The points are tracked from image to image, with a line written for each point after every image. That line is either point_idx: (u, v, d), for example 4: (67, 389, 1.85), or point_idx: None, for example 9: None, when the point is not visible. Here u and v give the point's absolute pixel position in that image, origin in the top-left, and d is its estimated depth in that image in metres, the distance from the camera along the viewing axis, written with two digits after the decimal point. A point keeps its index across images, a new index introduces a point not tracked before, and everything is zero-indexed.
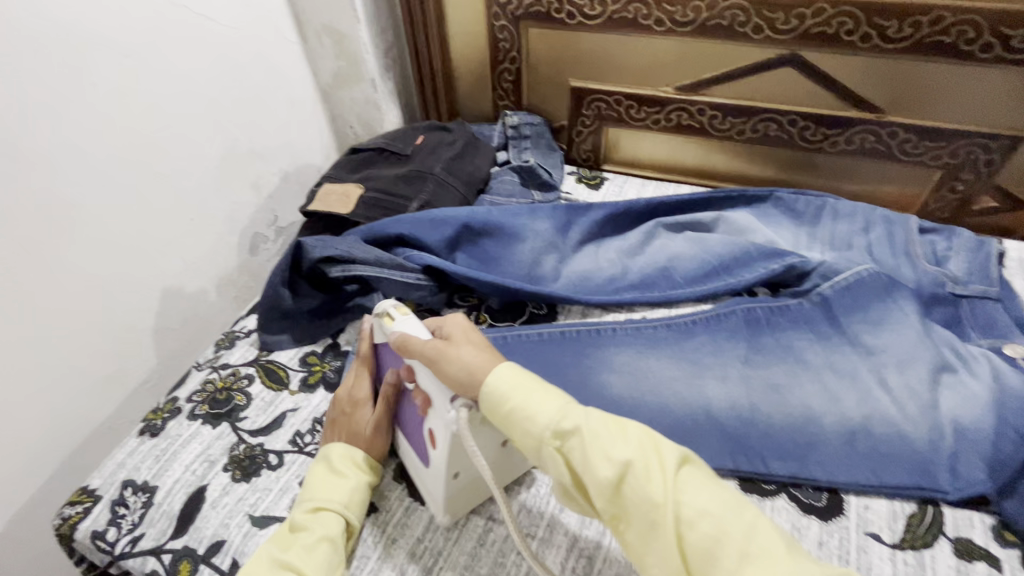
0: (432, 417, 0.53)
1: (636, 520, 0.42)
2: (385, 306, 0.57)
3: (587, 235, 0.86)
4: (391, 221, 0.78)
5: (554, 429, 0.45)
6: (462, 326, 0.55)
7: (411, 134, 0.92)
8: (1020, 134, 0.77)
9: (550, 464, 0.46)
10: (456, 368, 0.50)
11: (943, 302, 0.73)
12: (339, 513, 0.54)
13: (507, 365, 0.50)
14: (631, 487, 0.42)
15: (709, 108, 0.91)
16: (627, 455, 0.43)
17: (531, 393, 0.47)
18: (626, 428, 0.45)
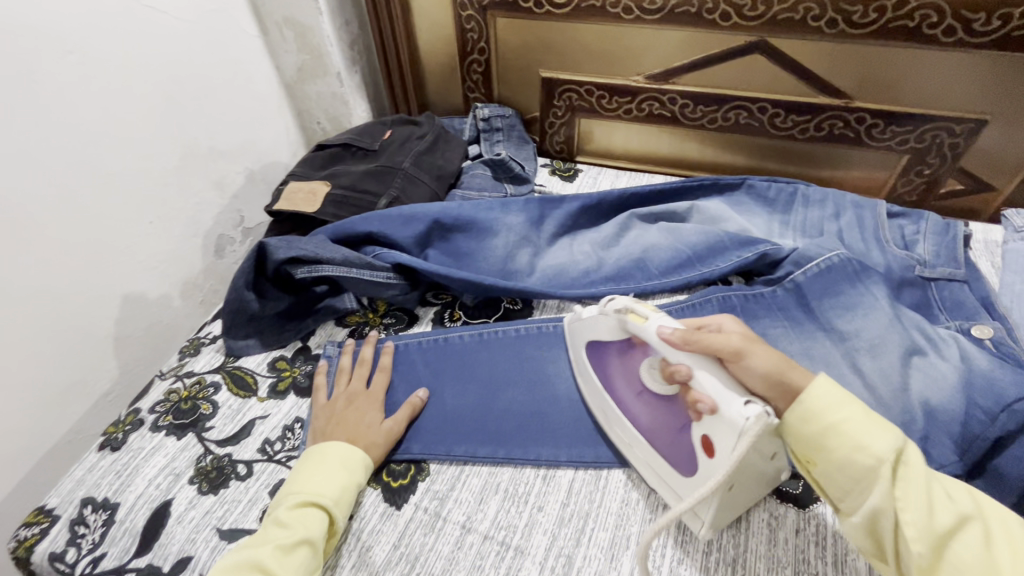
0: (710, 422, 0.47)
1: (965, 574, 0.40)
2: (629, 304, 0.56)
3: (562, 228, 0.85)
4: (359, 219, 0.76)
5: (897, 460, 0.43)
6: (737, 323, 0.53)
7: (378, 129, 0.90)
8: (983, 117, 0.78)
9: (873, 495, 0.43)
10: (752, 367, 0.49)
11: (912, 285, 0.73)
12: (325, 511, 0.53)
13: (826, 380, 0.47)
14: (913, 534, 0.41)
15: (680, 97, 0.90)
16: (970, 506, 0.42)
17: (862, 420, 0.45)
18: (896, 435, 0.44)
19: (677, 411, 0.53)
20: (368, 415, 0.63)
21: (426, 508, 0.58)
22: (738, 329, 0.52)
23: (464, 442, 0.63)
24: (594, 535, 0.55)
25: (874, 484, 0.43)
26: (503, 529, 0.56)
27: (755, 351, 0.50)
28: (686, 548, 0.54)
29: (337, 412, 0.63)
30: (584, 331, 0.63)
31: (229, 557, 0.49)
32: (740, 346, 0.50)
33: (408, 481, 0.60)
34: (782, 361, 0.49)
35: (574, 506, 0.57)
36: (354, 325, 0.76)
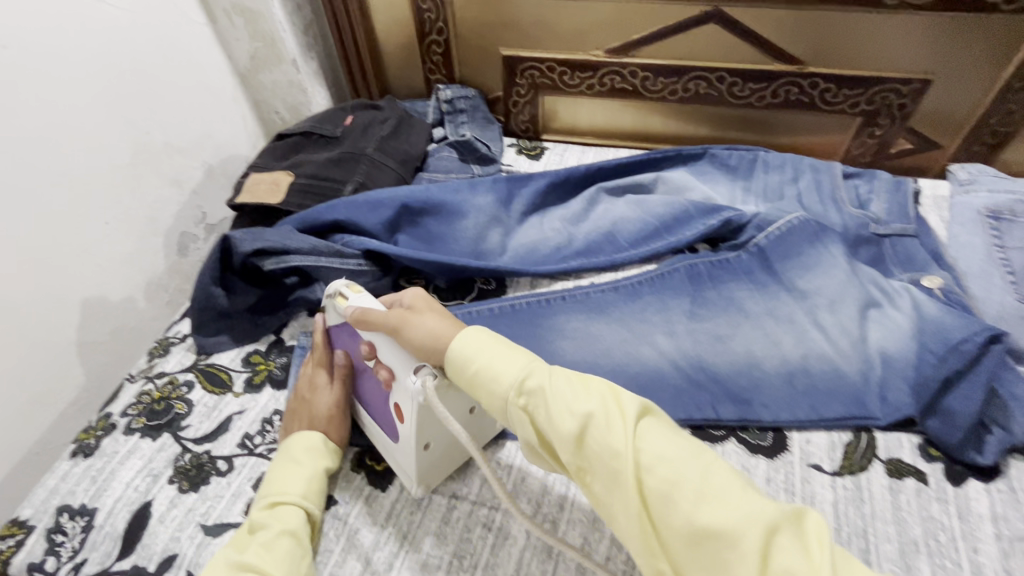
0: (397, 391, 0.53)
1: (608, 468, 0.39)
2: (341, 287, 0.57)
3: (531, 206, 0.85)
4: (325, 207, 0.75)
5: (531, 378, 0.43)
6: (421, 294, 0.53)
7: (338, 114, 0.88)
8: (927, 76, 0.82)
9: (517, 422, 0.44)
10: (410, 339, 0.49)
11: (868, 242, 0.77)
12: (299, 504, 0.52)
13: (475, 328, 0.47)
14: (597, 439, 0.40)
15: (641, 70, 0.91)
16: (593, 403, 0.41)
17: (505, 351, 0.45)
18: (528, 360, 0.45)
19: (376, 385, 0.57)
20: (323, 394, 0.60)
21: (412, 487, 0.59)
22: (420, 301, 0.52)
23: None
24: (575, 499, 0.58)
25: (548, 398, 0.42)
26: (488, 501, 0.57)
27: (412, 320, 0.50)
28: None
29: (292, 400, 0.62)
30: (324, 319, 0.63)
31: (211, 564, 0.49)
32: (407, 314, 0.50)
33: (393, 464, 0.61)
34: (449, 326, 0.49)
35: (556, 473, 0.59)
36: None
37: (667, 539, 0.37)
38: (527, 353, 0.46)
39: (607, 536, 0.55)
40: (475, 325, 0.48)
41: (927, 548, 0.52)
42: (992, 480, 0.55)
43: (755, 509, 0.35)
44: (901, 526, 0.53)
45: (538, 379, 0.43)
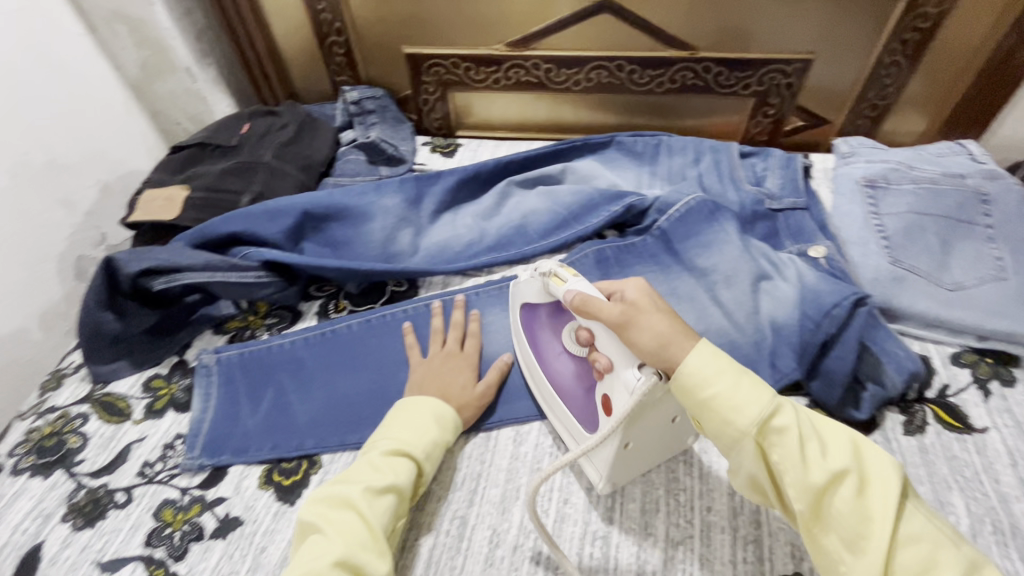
0: (607, 382, 0.50)
1: (851, 531, 0.39)
2: (554, 268, 0.57)
3: (442, 204, 0.85)
4: (220, 220, 0.73)
5: (780, 421, 0.42)
6: (642, 289, 0.50)
7: (235, 123, 0.85)
8: (808, 56, 0.86)
9: (747, 459, 0.43)
10: (637, 339, 0.46)
11: (764, 218, 0.80)
12: (415, 461, 0.53)
13: (706, 345, 0.45)
14: (840, 501, 0.39)
15: (543, 62, 0.92)
16: (849, 463, 0.40)
17: (745, 387, 0.43)
18: (770, 396, 0.43)
19: (584, 373, 0.56)
20: (464, 375, 0.64)
21: None
22: (641, 296, 0.49)
23: (357, 429, 0.63)
24: (486, 493, 0.57)
25: (803, 449, 0.41)
26: None
27: (640, 317, 0.47)
28: (569, 488, 0.57)
29: (433, 369, 0.63)
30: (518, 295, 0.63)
31: (314, 494, 0.51)
32: (629, 306, 0.48)
33: (301, 477, 0.60)
34: (671, 332, 0.46)
35: (467, 469, 0.59)
36: (235, 330, 0.74)
37: None
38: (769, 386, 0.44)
39: (515, 526, 0.55)
40: (709, 342, 0.46)
41: None
42: (870, 432, 0.59)
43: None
44: None
45: (786, 423, 0.42)
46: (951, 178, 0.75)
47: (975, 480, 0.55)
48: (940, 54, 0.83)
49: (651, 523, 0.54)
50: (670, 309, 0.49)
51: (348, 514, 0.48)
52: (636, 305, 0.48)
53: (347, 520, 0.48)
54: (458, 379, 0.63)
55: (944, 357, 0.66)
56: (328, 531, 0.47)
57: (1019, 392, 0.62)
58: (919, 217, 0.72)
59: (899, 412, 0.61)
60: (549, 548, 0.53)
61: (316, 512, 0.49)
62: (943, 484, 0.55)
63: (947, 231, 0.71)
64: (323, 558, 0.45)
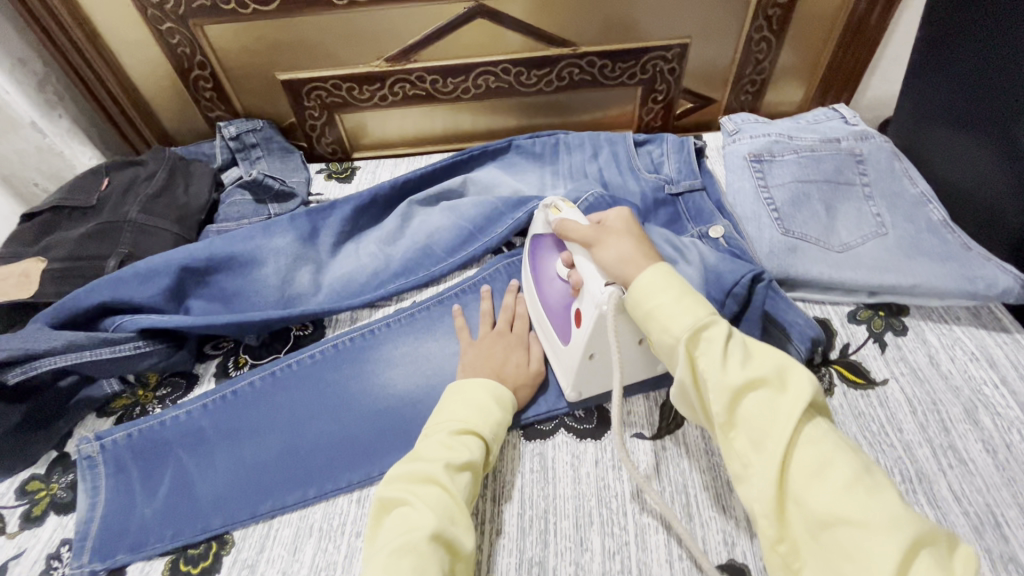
0: (581, 300, 0.54)
1: (762, 437, 0.39)
2: (555, 201, 0.62)
3: (341, 234, 0.80)
4: (81, 291, 0.65)
5: (721, 336, 0.43)
6: (621, 218, 0.56)
7: (92, 179, 0.77)
8: (685, 40, 0.88)
9: (673, 359, 0.45)
10: (602, 257, 0.51)
11: (665, 204, 0.81)
12: (483, 441, 0.52)
13: (663, 272, 0.48)
14: (754, 407, 0.40)
15: (427, 74, 0.89)
16: (768, 372, 0.41)
17: (688, 301, 0.46)
18: (700, 312, 0.45)
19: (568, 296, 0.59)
20: (515, 354, 0.63)
21: None
22: (617, 223, 0.54)
23: (269, 496, 0.58)
24: None
25: (733, 357, 0.42)
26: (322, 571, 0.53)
27: (604, 236, 0.53)
28: (500, 517, 0.55)
29: (485, 349, 0.63)
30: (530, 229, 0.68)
31: (392, 470, 0.50)
32: (605, 228, 0.54)
33: (211, 562, 0.54)
34: (627, 257, 0.50)
35: None
36: (122, 409, 0.67)
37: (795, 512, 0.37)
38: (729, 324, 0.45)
39: None
40: (661, 267, 0.48)
41: None
42: None
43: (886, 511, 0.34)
44: (716, 470, 0.56)
45: (727, 340, 0.43)
46: (828, 144, 0.78)
47: (882, 432, 0.57)
48: (803, 26, 0.87)
49: (586, 537, 0.53)
50: (643, 240, 0.53)
51: (433, 488, 0.47)
52: (609, 226, 0.54)
53: (433, 493, 0.46)
54: (511, 358, 0.62)
55: (842, 317, 0.69)
56: (417, 503, 0.45)
57: (911, 339, 0.65)
58: (804, 185, 0.74)
59: None
60: None
61: (398, 487, 0.47)
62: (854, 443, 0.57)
63: (830, 195, 0.74)
64: (420, 529, 0.43)
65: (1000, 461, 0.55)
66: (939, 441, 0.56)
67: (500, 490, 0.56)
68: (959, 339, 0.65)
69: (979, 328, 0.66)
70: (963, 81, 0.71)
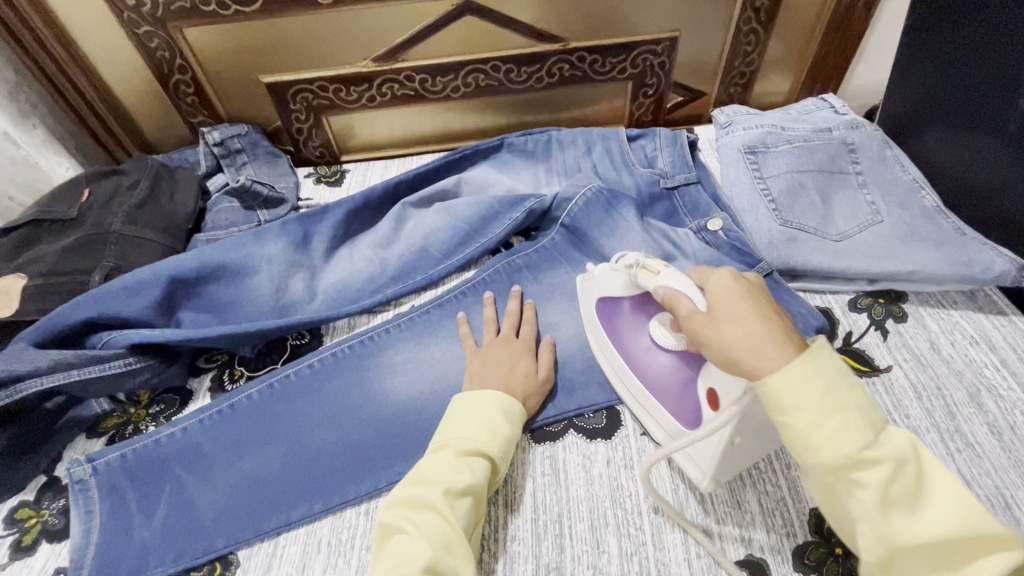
0: (714, 378, 0.46)
1: (921, 574, 0.34)
2: (642, 260, 0.55)
3: (335, 240, 0.79)
4: (66, 307, 0.62)
5: (884, 458, 0.34)
6: (727, 283, 0.42)
7: (72, 190, 0.74)
8: (674, 33, 0.87)
9: (812, 479, 0.37)
10: (725, 335, 0.40)
11: (661, 198, 0.81)
12: (490, 460, 0.51)
13: (811, 372, 0.35)
14: (920, 553, 0.34)
15: (416, 73, 0.87)
16: (946, 536, 0.33)
17: (847, 407, 0.35)
18: (871, 452, 0.34)
19: (682, 371, 0.52)
20: (522, 361, 0.62)
21: None
22: (722, 293, 0.42)
23: (273, 513, 0.56)
24: None
25: (896, 494, 0.34)
26: None
27: (724, 309, 0.41)
28: (514, 522, 0.54)
29: (489, 357, 0.62)
30: (597, 288, 0.63)
31: (393, 492, 0.49)
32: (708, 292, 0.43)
33: None
34: (769, 336, 0.38)
35: None
36: (114, 428, 0.64)
37: None
38: (857, 389, 0.36)
39: None
40: (819, 357, 0.36)
41: (753, 479, 0.54)
42: None
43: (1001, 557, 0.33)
44: None
45: (888, 460, 0.34)
46: (820, 133, 0.78)
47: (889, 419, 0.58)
48: (790, 17, 0.88)
49: (602, 539, 0.52)
50: (767, 298, 0.42)
51: (433, 515, 0.46)
52: (711, 287, 0.43)
53: (431, 522, 0.45)
54: (517, 365, 0.61)
55: (843, 305, 0.69)
56: (414, 533, 0.45)
57: (912, 325, 0.66)
58: (799, 175, 0.74)
59: None
60: None
61: (397, 514, 0.47)
62: None
63: (824, 185, 0.74)
64: (413, 563, 0.42)
65: (1006, 443, 0.55)
66: (945, 425, 0.57)
67: (512, 494, 0.55)
68: (958, 324, 0.65)
69: (976, 311, 0.66)
70: (954, 67, 0.71)
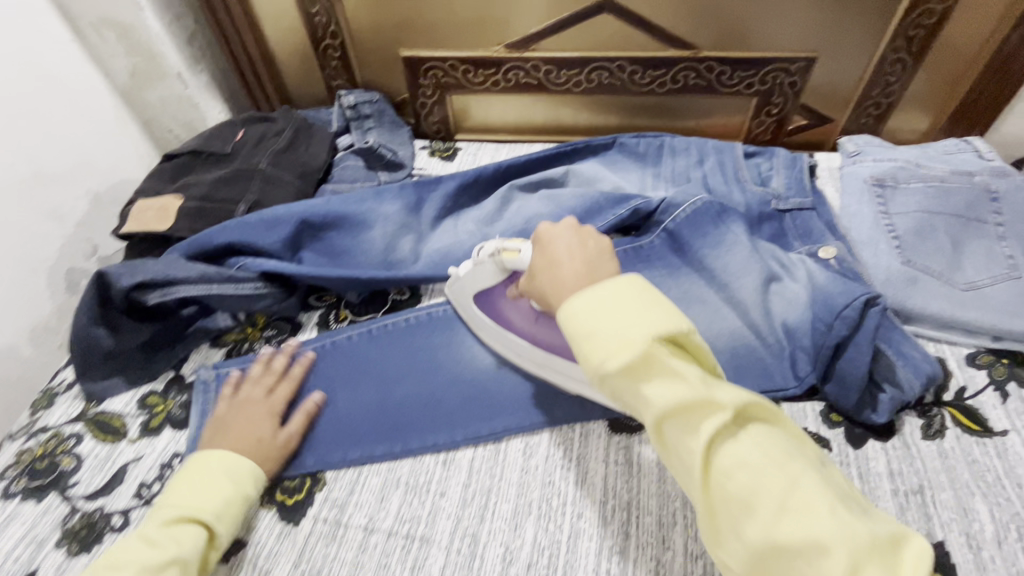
0: None
1: (681, 458, 0.38)
2: (500, 245, 0.57)
3: (443, 210, 0.83)
4: (215, 229, 0.71)
5: (640, 358, 0.37)
6: (575, 240, 0.47)
7: (229, 130, 0.83)
8: (811, 54, 0.85)
9: (652, 437, 0.40)
10: (558, 278, 0.45)
11: (770, 219, 0.78)
12: (205, 526, 0.50)
13: (589, 294, 0.40)
14: (674, 423, 0.37)
15: (542, 63, 0.90)
16: (706, 395, 0.36)
17: (659, 326, 0.38)
18: (633, 335, 0.37)
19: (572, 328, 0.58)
20: (263, 424, 0.59)
21: (326, 518, 0.56)
22: (570, 247, 0.47)
23: (358, 444, 0.61)
24: (497, 508, 0.55)
25: (651, 381, 0.37)
26: (404, 529, 0.54)
27: (559, 252, 0.47)
28: (582, 501, 0.55)
29: (225, 419, 0.59)
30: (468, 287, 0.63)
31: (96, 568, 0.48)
32: (546, 244, 0.49)
33: (306, 495, 0.58)
34: (585, 274, 0.44)
35: (476, 484, 0.57)
36: (232, 344, 0.71)
37: (732, 538, 0.36)
38: (634, 305, 0.39)
39: (528, 543, 0.53)
40: (597, 288, 0.40)
41: None
42: (888, 439, 0.58)
43: (838, 529, 0.32)
44: None
45: (643, 355, 0.37)
46: (959, 176, 0.73)
47: (996, 484, 0.54)
48: (944, 51, 0.83)
49: (668, 536, 0.52)
50: (597, 241, 0.47)
51: None
52: (548, 237, 0.49)
53: None
54: (251, 429, 0.58)
55: (960, 358, 0.65)
56: None
57: None
58: (930, 216, 0.70)
59: (917, 416, 0.59)
60: (564, 564, 0.51)
61: None
62: (965, 491, 0.54)
63: (958, 230, 0.69)
64: None
65: None
66: None
67: (583, 474, 0.57)
68: None
69: None
70: None
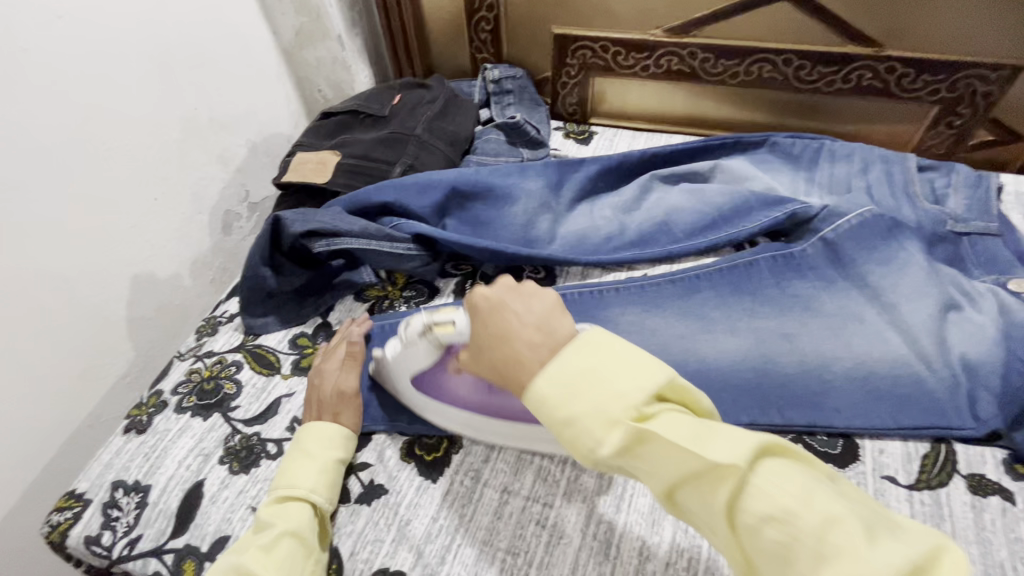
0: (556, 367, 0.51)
1: (707, 523, 0.34)
2: (428, 319, 0.49)
3: (581, 193, 0.82)
4: (374, 188, 0.74)
5: (628, 436, 0.34)
6: (532, 308, 0.41)
7: (387, 94, 0.87)
8: (1020, 63, 0.76)
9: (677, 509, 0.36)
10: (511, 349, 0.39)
11: (944, 241, 0.71)
12: (305, 500, 0.52)
13: (556, 366, 0.36)
14: (688, 490, 0.34)
15: (700, 51, 0.86)
16: (712, 457, 0.32)
17: (635, 383, 0.35)
18: (615, 407, 0.34)
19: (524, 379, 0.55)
20: (327, 386, 0.61)
21: (463, 480, 0.58)
22: (526, 314, 0.41)
23: None
24: (634, 501, 0.54)
25: (646, 454, 0.34)
26: (541, 499, 0.55)
27: (511, 321, 0.41)
28: None
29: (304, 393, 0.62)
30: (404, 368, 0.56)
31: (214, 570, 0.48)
32: (482, 316, 0.43)
33: (443, 454, 0.60)
34: (544, 339, 0.39)
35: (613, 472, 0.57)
36: (374, 299, 0.74)
37: None
38: (609, 373, 0.35)
39: (667, 541, 0.52)
40: (560, 361, 0.37)
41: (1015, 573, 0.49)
42: None
43: (892, 563, 0.27)
44: (985, 546, 0.51)
45: (631, 430, 0.34)
46: None
47: None
48: None
49: None
50: (542, 296, 0.42)
51: None
52: (482, 306, 0.43)
53: None
54: (320, 394, 0.60)
55: None
56: None
57: None
58: None
59: None
60: (706, 570, 0.49)
61: None
62: None
63: None
64: None
65: None
66: None
67: None
68: None
69: None
70: None
